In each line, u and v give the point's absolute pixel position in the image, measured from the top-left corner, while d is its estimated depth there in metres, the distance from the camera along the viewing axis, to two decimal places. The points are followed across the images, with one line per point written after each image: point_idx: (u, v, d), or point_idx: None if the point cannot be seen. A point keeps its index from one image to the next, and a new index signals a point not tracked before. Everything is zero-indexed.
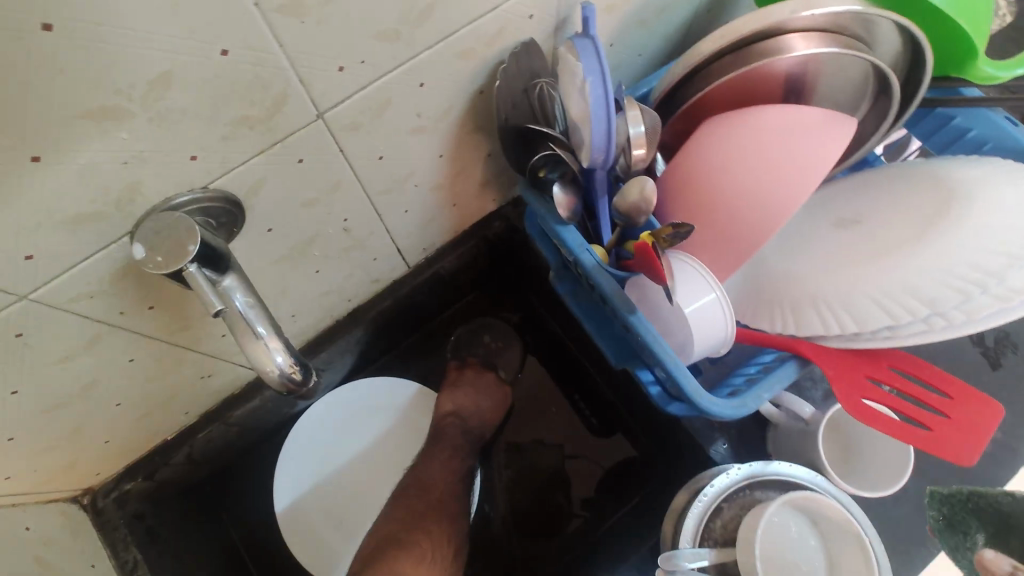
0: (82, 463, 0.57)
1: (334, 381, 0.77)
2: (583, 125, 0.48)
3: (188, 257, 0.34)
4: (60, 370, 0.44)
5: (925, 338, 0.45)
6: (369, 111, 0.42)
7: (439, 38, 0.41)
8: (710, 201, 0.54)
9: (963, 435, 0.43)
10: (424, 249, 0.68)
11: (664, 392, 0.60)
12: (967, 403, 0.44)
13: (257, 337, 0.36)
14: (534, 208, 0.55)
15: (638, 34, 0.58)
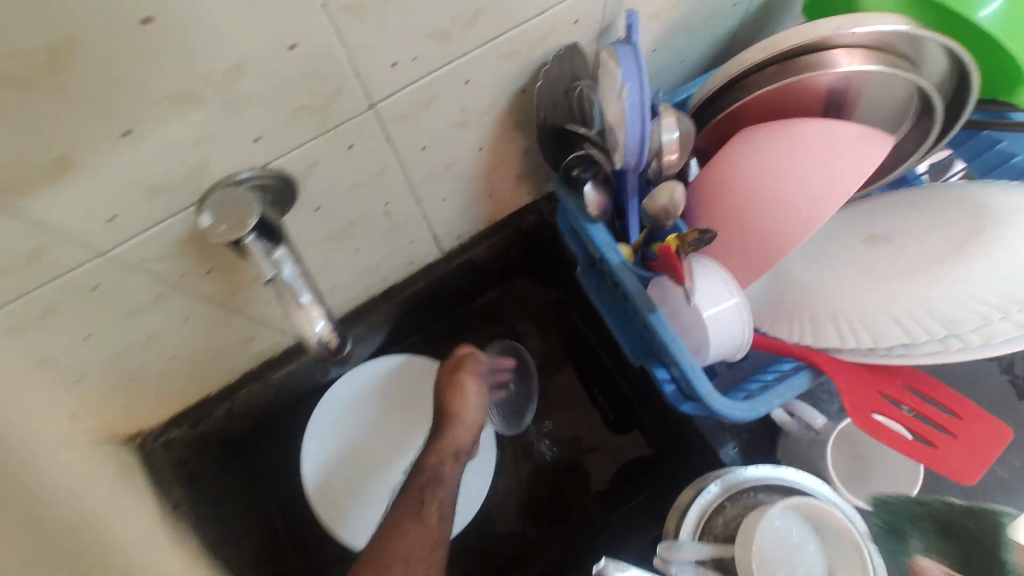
0: (136, 408, 0.62)
1: (365, 354, 0.81)
2: (618, 129, 0.49)
3: (248, 228, 0.39)
4: (126, 322, 0.49)
5: (937, 359, 0.46)
6: (417, 105, 0.45)
7: (486, 39, 0.44)
8: (739, 209, 0.55)
9: (968, 455, 0.44)
10: (458, 236, 0.71)
11: (679, 391, 0.62)
12: (977, 424, 0.45)
13: (300, 305, 0.40)
14: (566, 204, 0.57)
15: (682, 42, 0.59)
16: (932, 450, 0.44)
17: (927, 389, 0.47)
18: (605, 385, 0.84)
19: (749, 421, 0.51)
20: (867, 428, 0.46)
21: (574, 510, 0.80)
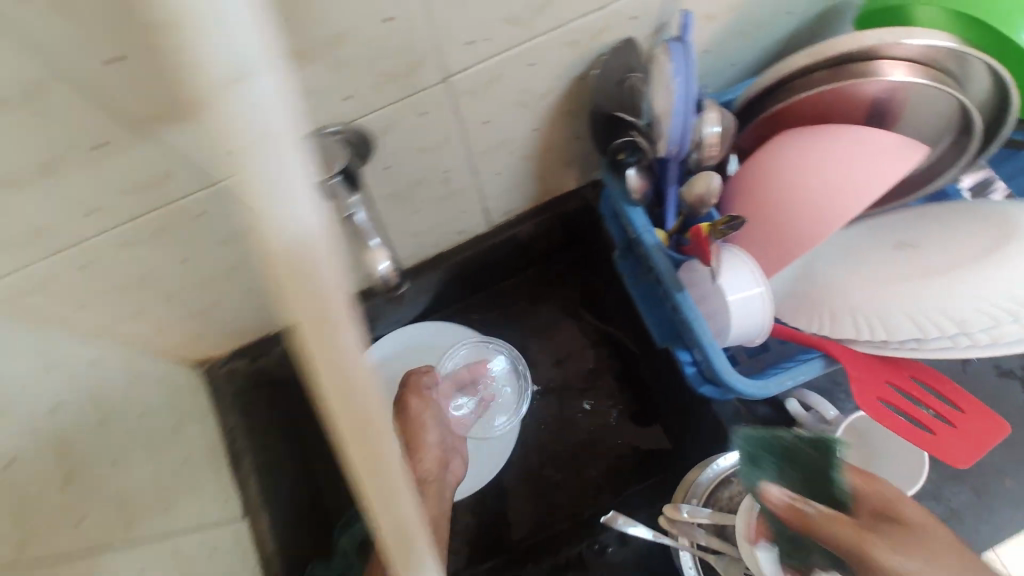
0: (208, 337, 0.70)
1: (408, 316, 0.88)
2: (664, 119, 0.54)
3: (334, 170, 0.46)
4: (216, 253, 0.56)
5: (946, 352, 0.50)
6: (484, 81, 0.51)
7: (552, 27, 0.49)
8: (771, 205, 0.58)
9: (960, 441, 0.49)
10: (506, 212, 0.77)
11: (699, 373, 0.66)
12: (973, 416, 0.50)
13: (369, 247, 0.47)
14: (610, 187, 0.63)
15: (734, 44, 0.63)
16: (934, 437, 0.49)
17: (931, 380, 0.51)
18: (627, 372, 0.87)
19: (762, 399, 0.56)
20: (880, 418, 0.49)
21: (583, 488, 0.83)
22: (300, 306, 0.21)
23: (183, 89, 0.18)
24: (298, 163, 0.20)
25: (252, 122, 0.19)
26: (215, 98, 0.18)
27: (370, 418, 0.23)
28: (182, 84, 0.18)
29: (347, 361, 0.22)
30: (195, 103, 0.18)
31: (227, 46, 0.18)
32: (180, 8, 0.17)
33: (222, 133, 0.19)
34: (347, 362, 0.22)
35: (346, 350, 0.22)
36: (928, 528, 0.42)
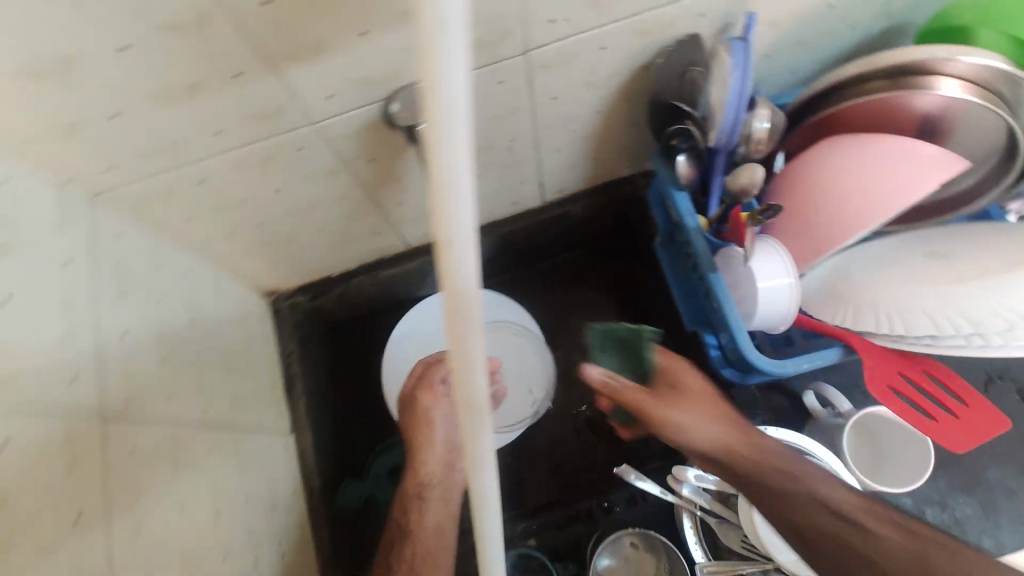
0: (281, 268, 0.79)
1: None
2: (718, 111, 0.58)
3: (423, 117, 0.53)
4: (303, 188, 0.63)
5: (959, 350, 0.54)
6: (559, 58, 0.57)
7: (626, 15, 0.54)
8: (813, 200, 0.62)
9: (959, 428, 0.55)
10: (560, 189, 0.84)
11: (723, 357, 0.71)
12: (978, 409, 0.56)
13: None
14: (660, 172, 0.68)
15: (795, 51, 0.67)
16: (937, 424, 0.55)
17: (943, 376, 0.56)
18: None
19: (778, 378, 0.60)
20: (885, 402, 0.55)
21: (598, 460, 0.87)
22: (445, 206, 0.29)
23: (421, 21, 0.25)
24: (468, 93, 0.27)
25: (453, 92, 0.27)
26: (437, 26, 0.25)
27: (468, 301, 0.32)
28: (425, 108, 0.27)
29: (463, 253, 0.31)
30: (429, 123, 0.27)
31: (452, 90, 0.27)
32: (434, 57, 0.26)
33: (435, 96, 0.27)
34: (462, 255, 0.31)
35: (466, 246, 0.31)
36: (702, 392, 0.57)
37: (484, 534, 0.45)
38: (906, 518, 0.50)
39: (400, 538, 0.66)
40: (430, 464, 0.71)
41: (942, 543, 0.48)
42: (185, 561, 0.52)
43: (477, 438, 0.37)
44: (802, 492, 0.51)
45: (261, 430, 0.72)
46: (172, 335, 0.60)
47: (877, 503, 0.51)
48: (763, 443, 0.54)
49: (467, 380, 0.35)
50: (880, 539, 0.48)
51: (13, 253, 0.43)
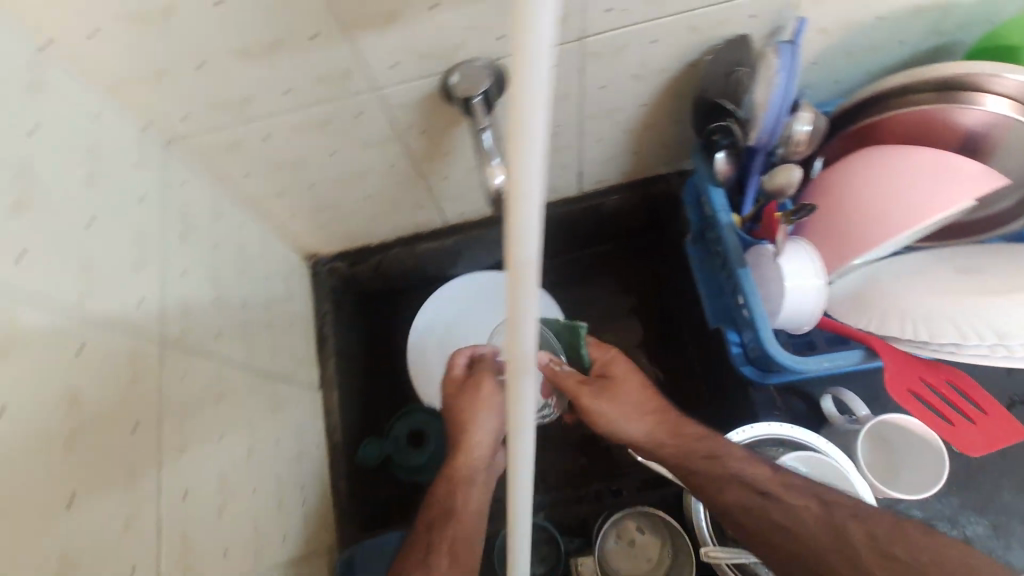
0: (325, 232, 0.83)
1: (486, 262, 0.97)
2: (760, 111, 0.60)
3: (479, 92, 0.56)
4: (357, 154, 0.67)
5: (983, 359, 0.55)
6: (611, 48, 0.60)
7: (680, 11, 0.56)
8: (847, 206, 0.62)
9: (977, 433, 0.57)
10: (597, 180, 0.86)
11: (744, 355, 0.72)
12: (996, 417, 0.57)
13: (492, 164, 0.55)
14: (699, 167, 0.70)
15: (842, 61, 0.68)
16: (955, 428, 0.56)
17: (963, 385, 0.58)
18: (673, 351, 0.96)
19: (798, 374, 0.61)
20: (905, 405, 0.56)
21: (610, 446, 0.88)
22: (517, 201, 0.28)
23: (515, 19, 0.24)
24: (551, 74, 0.25)
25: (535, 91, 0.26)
26: (531, 26, 0.24)
27: (526, 300, 0.31)
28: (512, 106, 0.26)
29: (529, 251, 0.29)
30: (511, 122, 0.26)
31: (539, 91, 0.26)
32: (522, 56, 0.25)
33: (517, 92, 0.26)
34: (528, 255, 0.29)
35: (532, 241, 0.29)
36: (626, 383, 0.67)
37: (514, 537, 0.42)
38: (817, 487, 0.59)
39: (444, 522, 0.64)
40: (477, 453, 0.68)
41: (852, 513, 0.56)
42: (221, 486, 0.56)
43: (519, 440, 0.37)
44: (733, 473, 0.60)
45: (293, 381, 0.76)
46: (225, 279, 0.64)
47: (794, 476, 0.60)
48: (679, 423, 0.66)
49: (521, 384, 0.34)
50: (799, 513, 0.57)
51: (100, 180, 0.48)
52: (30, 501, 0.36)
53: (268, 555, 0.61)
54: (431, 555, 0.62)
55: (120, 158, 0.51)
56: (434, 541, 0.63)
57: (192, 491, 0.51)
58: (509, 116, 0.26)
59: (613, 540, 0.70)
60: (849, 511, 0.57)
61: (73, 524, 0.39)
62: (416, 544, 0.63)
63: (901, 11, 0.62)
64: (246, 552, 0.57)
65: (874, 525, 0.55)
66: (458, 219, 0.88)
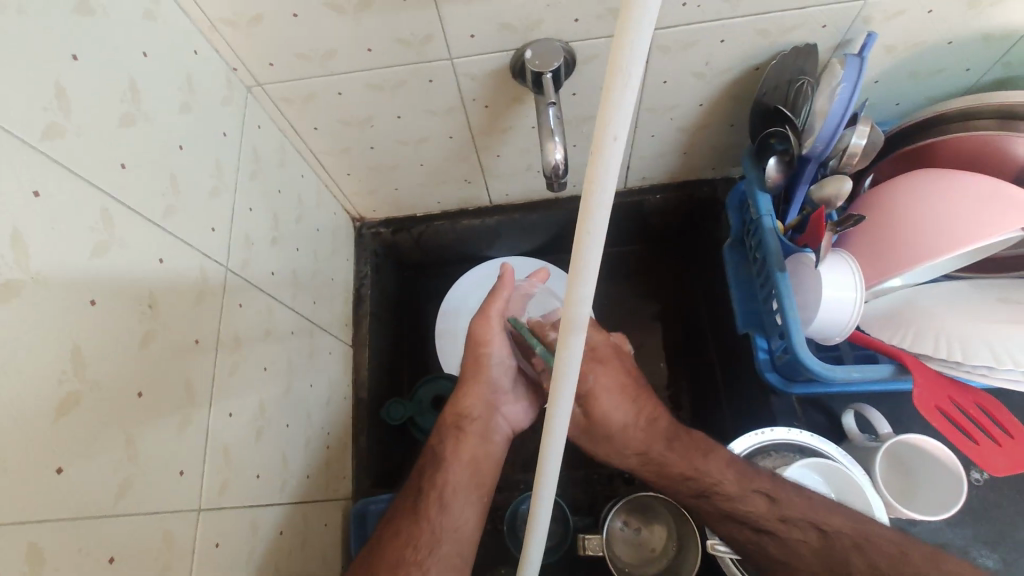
0: (376, 196, 0.86)
1: (524, 246, 1.00)
2: (818, 119, 0.61)
3: (551, 66, 0.57)
4: (420, 120, 0.69)
5: (1013, 381, 0.56)
6: (680, 43, 0.62)
7: (753, 13, 0.58)
8: (892, 223, 0.63)
9: (998, 454, 0.58)
10: (643, 177, 0.88)
11: (770, 361, 0.71)
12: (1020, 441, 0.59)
13: (552, 140, 0.56)
14: (748, 171, 0.71)
15: (905, 83, 0.69)
16: (977, 447, 0.58)
17: (990, 409, 0.59)
18: (695, 357, 0.97)
19: (826, 381, 0.61)
20: (931, 420, 0.57)
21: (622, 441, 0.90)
22: (596, 172, 0.30)
23: (619, 22, 0.27)
24: (647, 60, 0.28)
25: (629, 85, 0.29)
26: (634, 27, 0.27)
27: (584, 278, 0.34)
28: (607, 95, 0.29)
29: (595, 234, 0.32)
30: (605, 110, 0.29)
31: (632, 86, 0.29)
32: (621, 51, 0.28)
33: (612, 82, 0.29)
34: (596, 228, 0.32)
35: (603, 221, 0.32)
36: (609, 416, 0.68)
37: (538, 504, 0.45)
38: (816, 514, 0.61)
39: (433, 470, 0.64)
40: (473, 395, 0.69)
41: (852, 544, 0.59)
42: (260, 413, 0.59)
43: (556, 408, 0.40)
44: (724, 511, 0.63)
45: (330, 333, 0.79)
46: (283, 224, 0.67)
47: (791, 506, 0.61)
48: (664, 460, 0.67)
49: (568, 360, 0.37)
50: (795, 547, 0.62)
51: (192, 110, 0.51)
52: (110, 386, 0.39)
53: (291, 487, 0.64)
54: (420, 500, 0.62)
55: (209, 93, 0.54)
56: (424, 487, 0.63)
57: (236, 411, 0.54)
58: (605, 91, 0.29)
59: (620, 522, 0.71)
60: (852, 542, 0.59)
61: (138, 415, 0.42)
62: (405, 496, 0.63)
63: (972, 36, 0.62)
64: (274, 479, 0.60)
65: (874, 556, 0.58)
66: (503, 200, 0.90)
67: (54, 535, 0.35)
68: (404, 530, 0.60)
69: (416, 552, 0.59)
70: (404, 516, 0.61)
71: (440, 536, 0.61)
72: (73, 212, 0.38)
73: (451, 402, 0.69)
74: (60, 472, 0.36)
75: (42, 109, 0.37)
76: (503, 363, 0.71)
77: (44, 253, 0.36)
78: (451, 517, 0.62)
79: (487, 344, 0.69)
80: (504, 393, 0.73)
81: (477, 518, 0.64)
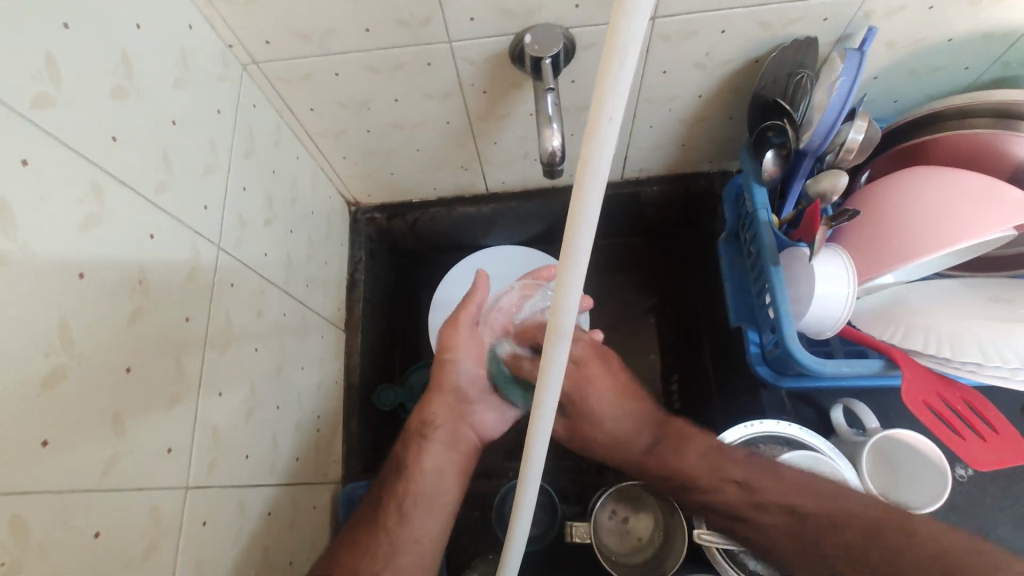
0: (372, 180, 0.85)
1: (519, 235, 0.99)
2: (817, 113, 0.61)
3: (551, 52, 0.57)
4: (419, 104, 0.69)
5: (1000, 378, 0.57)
6: (681, 32, 0.61)
7: (755, 4, 0.58)
8: (886, 218, 0.63)
9: (984, 450, 0.58)
10: (640, 169, 0.88)
11: (761, 355, 0.72)
12: (1007, 439, 0.59)
13: (549, 127, 0.56)
14: (746, 165, 0.71)
15: (905, 80, 0.69)
16: (963, 442, 0.58)
17: (978, 406, 0.60)
18: (688, 350, 0.97)
19: (817, 375, 0.61)
20: (921, 416, 0.58)
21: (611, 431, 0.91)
22: (591, 149, 0.30)
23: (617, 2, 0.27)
24: (644, 40, 0.28)
25: (625, 66, 0.28)
26: (632, 7, 0.27)
27: (574, 260, 0.33)
28: (602, 78, 0.29)
29: (589, 215, 0.32)
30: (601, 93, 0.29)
31: (628, 69, 0.28)
32: (616, 31, 0.28)
33: (607, 64, 0.28)
34: (589, 206, 0.32)
35: (595, 203, 0.32)
36: (596, 427, 0.72)
37: (525, 487, 0.45)
38: (789, 497, 0.58)
39: (395, 479, 0.62)
40: (438, 405, 0.67)
41: (825, 524, 0.57)
42: (250, 395, 0.58)
43: (544, 389, 0.39)
44: (698, 502, 0.64)
45: (323, 316, 0.78)
46: (277, 205, 0.67)
47: (762, 492, 0.59)
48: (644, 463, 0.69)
49: (556, 342, 0.37)
50: (768, 531, 0.59)
51: (186, 87, 0.51)
52: (99, 363, 0.39)
53: (281, 468, 0.64)
54: (380, 511, 0.60)
55: (204, 70, 0.54)
56: (385, 497, 0.61)
57: (226, 392, 0.54)
58: (603, 61, 0.28)
59: (608, 512, 0.72)
60: (826, 521, 0.57)
61: (126, 390, 0.41)
62: (368, 507, 0.62)
63: (972, 34, 0.62)
64: (263, 460, 0.60)
65: (848, 535, 0.55)
66: (500, 187, 0.90)
67: (38, 508, 0.35)
68: (363, 543, 0.58)
69: (374, 565, 0.57)
70: (363, 531, 0.59)
71: (399, 548, 0.58)
72: (62, 185, 0.38)
73: (416, 409, 0.67)
74: (45, 446, 0.35)
75: (31, 76, 0.36)
76: (469, 372, 0.67)
77: (33, 224, 0.35)
78: (411, 528, 0.60)
79: (452, 352, 0.66)
80: (472, 402, 0.69)
81: (441, 530, 0.62)
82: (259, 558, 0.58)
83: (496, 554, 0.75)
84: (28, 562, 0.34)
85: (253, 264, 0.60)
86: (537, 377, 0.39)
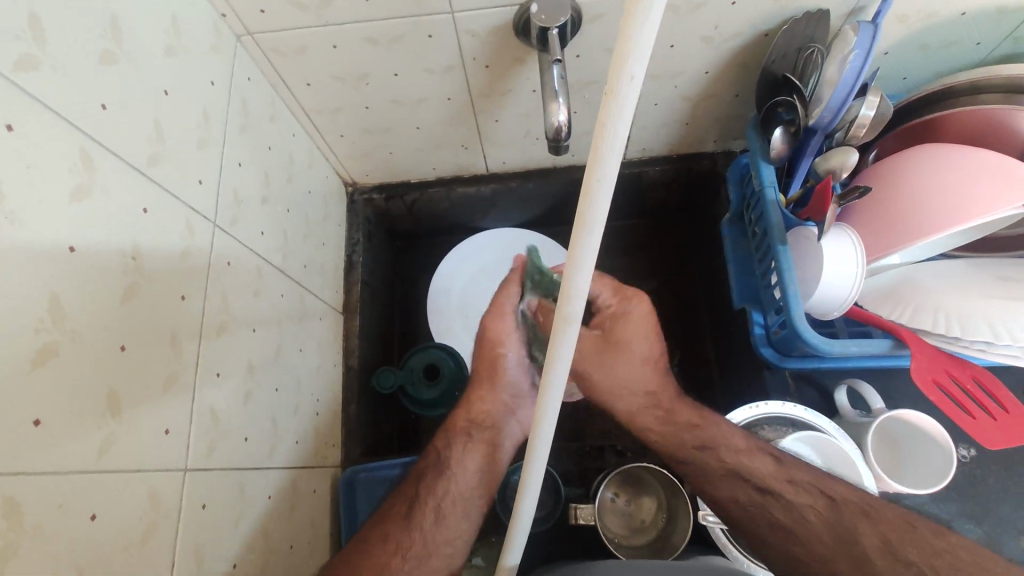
0: (369, 160, 0.83)
1: (520, 217, 0.98)
2: (828, 88, 0.59)
3: (557, 23, 0.55)
4: (420, 79, 0.67)
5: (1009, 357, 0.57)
6: (689, 5, 0.60)
7: None
8: (896, 196, 0.62)
9: (994, 429, 0.58)
10: (643, 150, 0.87)
11: (766, 337, 0.70)
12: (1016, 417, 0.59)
13: (555, 102, 0.54)
14: (754, 143, 0.70)
15: (916, 56, 0.68)
16: (972, 421, 0.58)
17: (987, 386, 0.59)
18: (689, 334, 0.97)
19: (824, 355, 0.60)
20: (930, 395, 0.57)
21: None
22: (609, 113, 0.29)
23: None
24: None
25: (647, 22, 0.27)
26: None
27: (593, 222, 0.32)
28: (622, 42, 0.27)
29: (605, 176, 0.31)
30: (621, 56, 0.28)
31: (652, 26, 0.27)
32: None
33: (629, 20, 0.27)
34: (604, 175, 0.31)
35: (614, 164, 0.30)
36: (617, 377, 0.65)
37: (531, 463, 0.44)
38: (824, 483, 0.57)
39: (435, 478, 0.61)
40: (488, 402, 0.67)
41: (860, 510, 0.54)
42: (249, 375, 0.57)
43: (555, 358, 0.38)
44: (728, 468, 0.59)
45: (321, 298, 0.77)
46: (273, 182, 0.65)
47: (798, 470, 0.58)
48: (674, 410, 0.65)
49: (567, 309, 0.35)
50: (803, 515, 0.56)
51: (178, 55, 0.48)
52: (91, 339, 0.38)
53: (281, 451, 0.63)
54: (413, 510, 0.60)
55: (195, 40, 0.51)
56: (421, 495, 0.61)
57: (224, 372, 0.52)
58: (624, 18, 0.27)
59: (611, 494, 0.72)
60: (860, 511, 0.54)
61: (123, 368, 0.40)
62: (399, 500, 0.61)
63: (986, 7, 0.61)
64: (263, 444, 0.59)
65: (882, 526, 0.53)
66: (501, 168, 0.88)
67: (31, 490, 0.33)
68: (394, 538, 0.57)
69: (405, 561, 0.56)
70: (394, 527, 0.58)
71: (432, 548, 0.58)
72: (49, 151, 0.36)
73: (467, 408, 0.67)
74: (38, 426, 0.34)
75: (14, 37, 0.34)
76: (520, 362, 0.68)
77: (21, 194, 0.34)
78: (445, 526, 0.60)
79: (501, 343, 0.67)
80: (523, 396, 0.68)
81: (473, 529, 0.62)
82: (259, 541, 0.57)
83: (500, 537, 0.75)
84: (23, 545, 0.33)
85: (247, 240, 0.58)
86: (546, 354, 0.38)
